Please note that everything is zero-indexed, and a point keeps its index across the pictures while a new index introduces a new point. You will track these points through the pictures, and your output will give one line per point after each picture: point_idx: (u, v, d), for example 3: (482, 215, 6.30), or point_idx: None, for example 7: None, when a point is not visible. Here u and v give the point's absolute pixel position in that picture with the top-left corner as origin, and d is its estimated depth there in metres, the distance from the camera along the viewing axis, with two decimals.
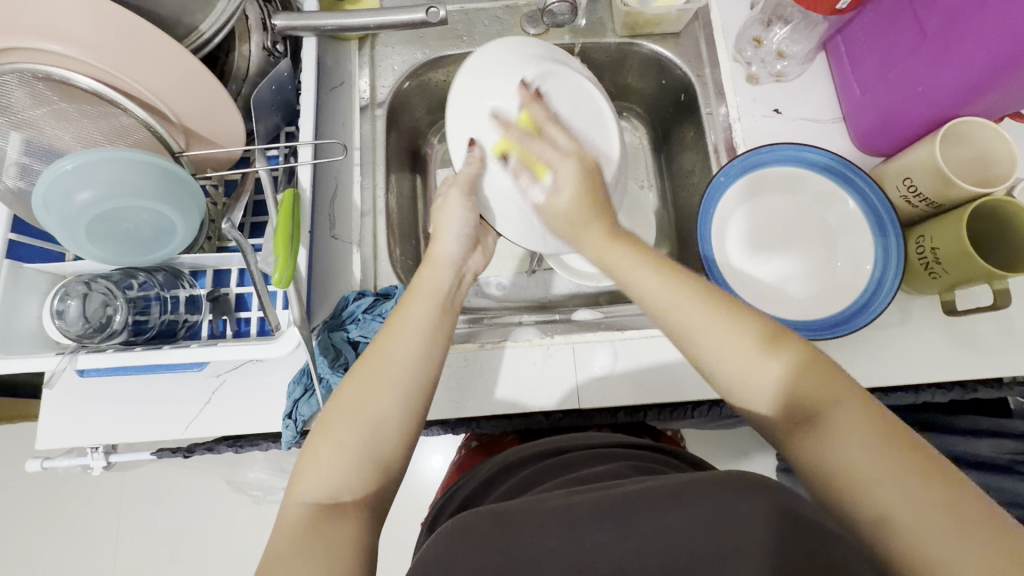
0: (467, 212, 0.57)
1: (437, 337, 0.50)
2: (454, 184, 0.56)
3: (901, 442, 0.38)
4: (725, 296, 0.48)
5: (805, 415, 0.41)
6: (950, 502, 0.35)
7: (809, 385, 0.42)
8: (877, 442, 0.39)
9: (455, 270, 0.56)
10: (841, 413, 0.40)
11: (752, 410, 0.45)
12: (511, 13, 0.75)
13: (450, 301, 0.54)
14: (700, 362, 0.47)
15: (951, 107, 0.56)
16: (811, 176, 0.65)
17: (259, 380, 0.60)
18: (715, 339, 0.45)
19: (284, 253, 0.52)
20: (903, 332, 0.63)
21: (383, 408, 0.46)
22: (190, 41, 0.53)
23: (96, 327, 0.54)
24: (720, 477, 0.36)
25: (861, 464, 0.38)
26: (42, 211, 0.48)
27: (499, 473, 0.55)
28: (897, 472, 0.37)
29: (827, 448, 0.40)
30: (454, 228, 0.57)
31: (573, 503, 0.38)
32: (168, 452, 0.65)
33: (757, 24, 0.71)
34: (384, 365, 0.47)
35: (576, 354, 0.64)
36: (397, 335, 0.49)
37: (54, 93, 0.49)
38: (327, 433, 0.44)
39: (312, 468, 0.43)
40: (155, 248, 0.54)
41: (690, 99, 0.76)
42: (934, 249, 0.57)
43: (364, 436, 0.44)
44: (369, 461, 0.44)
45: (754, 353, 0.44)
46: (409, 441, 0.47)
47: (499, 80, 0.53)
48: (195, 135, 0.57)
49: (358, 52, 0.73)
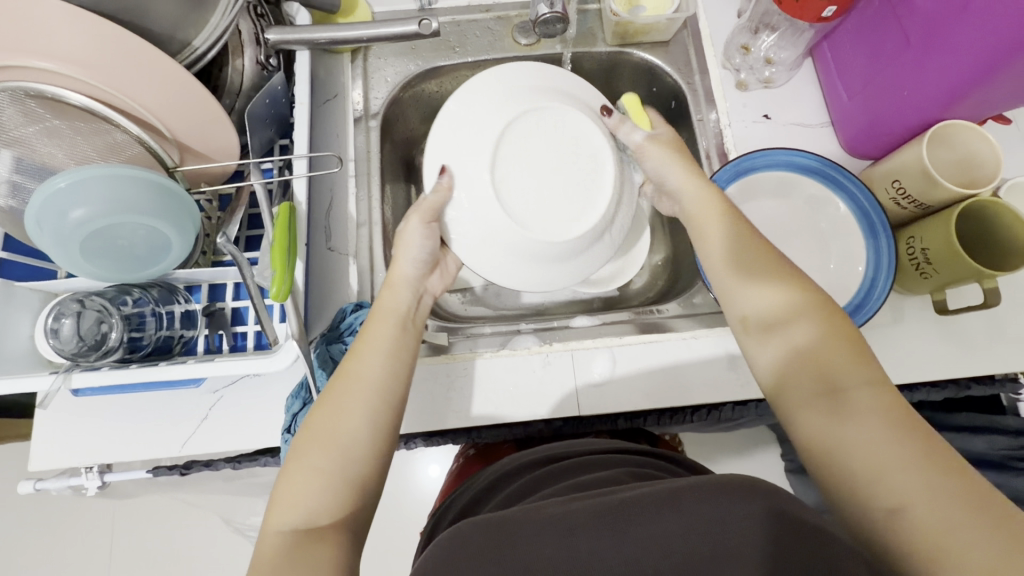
0: (424, 239, 0.57)
1: (402, 351, 0.51)
2: (415, 211, 0.57)
3: (918, 434, 0.39)
4: (782, 259, 0.50)
5: (832, 392, 0.43)
6: (952, 487, 0.36)
7: (842, 358, 0.44)
8: (896, 429, 0.39)
9: (413, 291, 0.57)
10: (868, 397, 0.41)
11: (776, 374, 0.47)
12: (503, 24, 0.75)
13: (411, 323, 0.54)
14: (743, 317, 0.50)
15: (936, 111, 0.57)
16: (801, 180, 0.66)
17: (256, 394, 0.60)
18: (767, 302, 0.48)
19: (280, 266, 0.51)
20: (897, 332, 0.64)
21: (353, 427, 0.46)
22: (184, 57, 0.53)
23: (90, 345, 0.53)
24: (718, 482, 0.35)
25: (878, 447, 0.39)
26: (35, 230, 0.48)
27: (500, 480, 0.55)
28: (906, 456, 0.38)
29: (847, 428, 0.41)
30: (410, 259, 0.57)
31: (573, 508, 0.38)
32: (164, 470, 0.64)
33: (745, 32, 0.72)
34: (351, 390, 0.47)
35: (574, 360, 0.64)
36: (361, 357, 0.50)
37: (46, 110, 0.48)
38: (305, 450, 0.44)
39: (290, 494, 0.43)
40: (148, 263, 0.54)
41: (680, 106, 0.76)
42: (925, 249, 0.58)
43: (340, 456, 0.44)
44: (348, 480, 0.44)
45: (802, 320, 0.46)
46: (383, 453, 0.47)
47: (493, 107, 0.56)
48: (189, 150, 0.57)
49: (351, 64, 0.73)
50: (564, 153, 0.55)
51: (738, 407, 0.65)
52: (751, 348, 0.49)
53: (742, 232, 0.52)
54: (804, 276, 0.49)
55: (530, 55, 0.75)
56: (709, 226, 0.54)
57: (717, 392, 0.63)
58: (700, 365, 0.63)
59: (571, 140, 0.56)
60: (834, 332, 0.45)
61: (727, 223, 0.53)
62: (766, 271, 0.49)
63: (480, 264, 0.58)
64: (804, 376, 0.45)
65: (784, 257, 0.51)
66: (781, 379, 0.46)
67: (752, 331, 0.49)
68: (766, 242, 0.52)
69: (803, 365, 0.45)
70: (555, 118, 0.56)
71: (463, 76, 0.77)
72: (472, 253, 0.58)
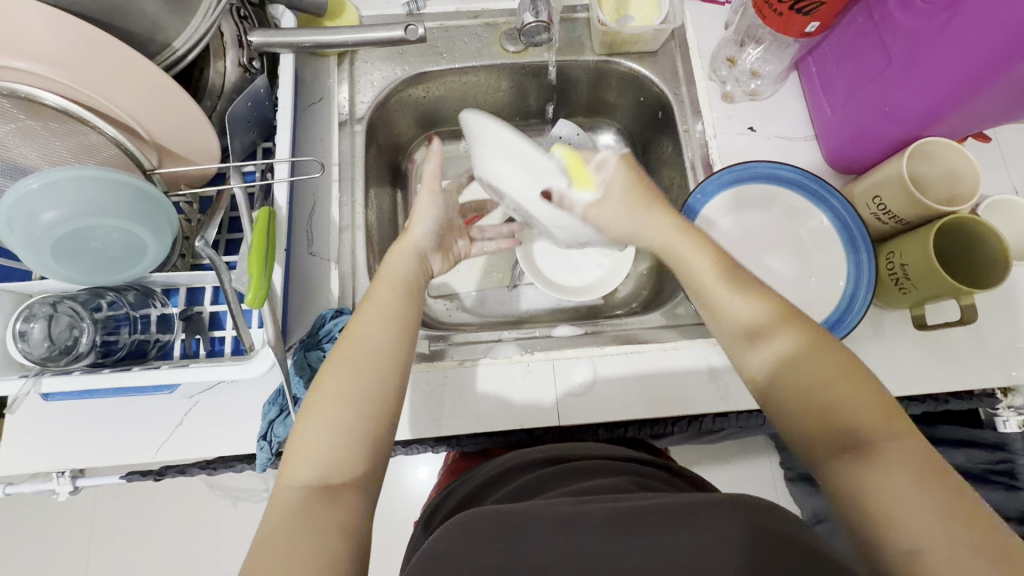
0: (436, 210, 0.59)
1: (409, 319, 0.51)
2: (423, 182, 0.59)
3: (929, 472, 0.37)
4: (772, 294, 0.48)
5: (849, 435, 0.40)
6: (966, 525, 0.35)
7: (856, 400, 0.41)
8: (918, 475, 0.37)
9: (419, 259, 0.57)
10: (887, 443, 0.39)
11: (785, 419, 0.44)
12: (491, 30, 0.75)
13: (416, 288, 0.54)
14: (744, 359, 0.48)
15: (915, 127, 0.58)
16: (781, 193, 0.67)
17: (233, 400, 0.59)
18: (759, 344, 0.46)
19: (257, 273, 0.51)
20: (877, 345, 0.64)
21: (368, 389, 0.45)
22: (163, 58, 0.52)
23: (61, 349, 0.53)
24: (725, 501, 0.36)
25: (900, 493, 0.37)
26: (4, 229, 0.47)
27: (497, 478, 0.55)
28: (922, 498, 0.36)
29: (869, 476, 0.38)
30: (426, 223, 0.59)
31: (585, 510, 0.38)
32: (138, 476, 0.63)
33: (731, 45, 0.72)
34: (365, 349, 0.47)
35: (555, 370, 0.64)
36: (370, 318, 0.49)
37: (19, 110, 0.47)
38: (313, 412, 0.44)
39: (302, 450, 0.42)
40: (122, 267, 0.53)
41: (667, 117, 0.76)
42: (903, 265, 0.58)
43: (353, 413, 0.44)
44: (367, 440, 0.44)
45: (812, 358, 0.44)
46: (392, 420, 0.46)
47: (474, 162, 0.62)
48: (168, 153, 0.56)
49: (337, 68, 0.73)
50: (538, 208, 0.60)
51: (719, 418, 0.65)
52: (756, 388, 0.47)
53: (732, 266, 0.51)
54: (797, 310, 0.47)
55: (518, 62, 0.74)
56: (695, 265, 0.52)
57: (697, 403, 0.62)
58: (681, 375, 0.63)
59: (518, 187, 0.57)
60: (845, 372, 0.43)
61: (717, 262, 0.51)
62: (769, 306, 0.47)
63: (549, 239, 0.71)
64: (816, 418, 0.42)
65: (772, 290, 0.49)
66: (792, 424, 0.44)
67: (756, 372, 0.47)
68: (752, 278, 0.50)
69: (811, 411, 0.43)
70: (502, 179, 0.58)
71: (450, 81, 0.76)
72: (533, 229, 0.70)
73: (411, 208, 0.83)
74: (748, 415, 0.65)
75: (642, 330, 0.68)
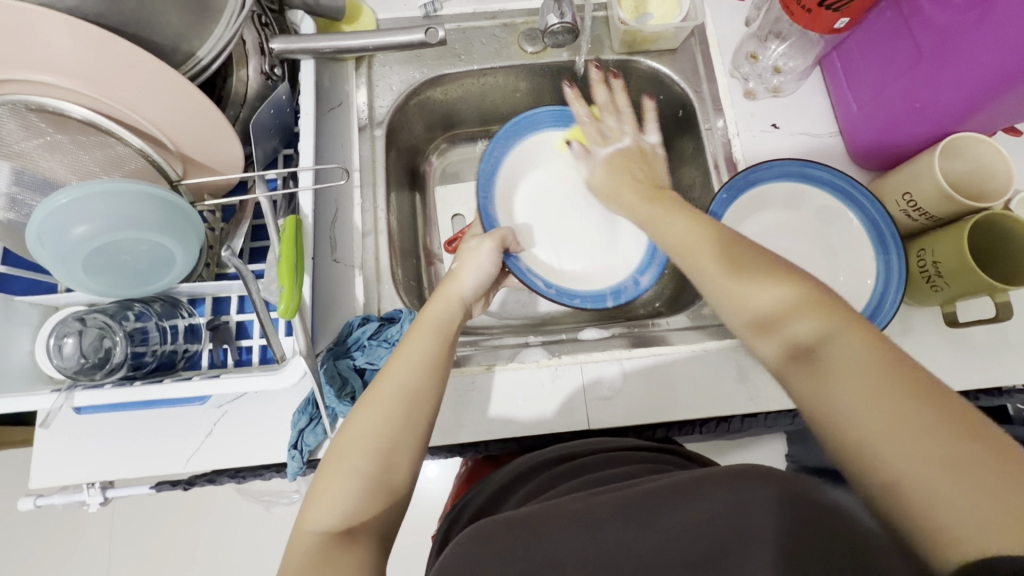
0: (490, 265, 0.63)
1: (440, 368, 0.51)
2: (491, 237, 0.64)
3: (916, 399, 0.38)
4: (754, 254, 0.51)
5: (865, 407, 0.39)
6: (950, 448, 0.35)
7: (880, 377, 0.39)
8: (894, 397, 0.38)
9: (463, 306, 0.59)
10: (913, 404, 0.37)
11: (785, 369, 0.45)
12: (509, 31, 0.74)
13: (454, 337, 0.55)
14: (737, 316, 0.49)
15: (948, 123, 0.57)
16: (810, 191, 0.66)
17: (262, 409, 0.59)
18: (756, 300, 0.48)
19: (288, 283, 0.50)
20: (906, 343, 0.64)
21: (393, 437, 0.45)
22: (187, 68, 0.52)
23: (94, 363, 0.53)
24: (736, 470, 0.35)
25: (908, 452, 0.36)
26: (35, 246, 0.47)
27: (513, 482, 0.54)
28: (908, 429, 0.37)
29: (875, 441, 0.38)
30: (473, 277, 0.61)
31: (596, 503, 0.38)
32: (168, 485, 0.63)
33: (753, 40, 0.72)
34: (395, 396, 0.47)
35: (583, 374, 0.63)
36: (397, 364, 0.49)
37: (47, 124, 0.47)
38: (336, 459, 0.44)
39: (325, 494, 0.43)
40: (150, 279, 0.53)
41: (688, 115, 0.76)
42: (936, 262, 0.57)
43: (376, 464, 0.44)
44: (384, 484, 0.44)
45: (835, 344, 0.42)
46: (419, 460, 0.47)
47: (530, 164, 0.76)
48: (193, 163, 0.56)
49: (355, 72, 0.72)
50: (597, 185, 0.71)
51: (747, 419, 0.64)
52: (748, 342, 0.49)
53: (712, 234, 0.54)
54: (796, 271, 0.48)
55: (537, 63, 0.74)
56: (699, 250, 0.54)
57: (727, 403, 0.62)
58: (710, 376, 0.63)
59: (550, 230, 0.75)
60: (876, 353, 0.41)
61: (726, 253, 0.51)
62: (801, 289, 0.46)
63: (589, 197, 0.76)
64: (836, 396, 0.41)
65: (758, 249, 0.51)
66: (789, 370, 0.45)
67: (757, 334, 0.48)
68: (775, 260, 0.49)
69: (801, 355, 0.44)
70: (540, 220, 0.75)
71: (469, 83, 0.76)
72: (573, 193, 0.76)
73: (429, 211, 0.83)
74: (776, 415, 0.64)
75: (670, 332, 0.67)
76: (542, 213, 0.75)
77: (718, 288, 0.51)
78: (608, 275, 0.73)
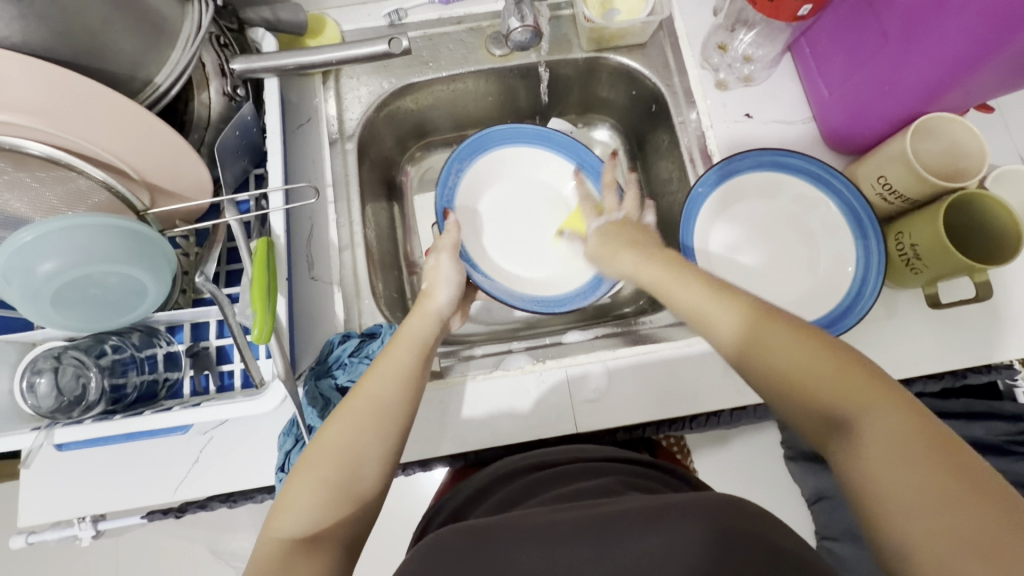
0: (457, 273, 0.64)
1: (415, 380, 0.51)
2: (445, 248, 0.66)
3: (928, 454, 0.34)
4: (739, 295, 0.48)
5: (891, 477, 0.34)
6: (976, 522, 0.30)
7: (912, 451, 0.34)
8: (901, 451, 0.34)
9: (441, 322, 0.60)
10: (921, 463, 0.33)
11: (783, 412, 0.43)
12: (475, 35, 0.74)
13: (431, 353, 0.56)
14: (718, 352, 0.48)
15: (918, 105, 0.56)
16: (786, 180, 0.65)
17: (246, 434, 0.58)
18: (734, 335, 0.46)
19: (260, 306, 0.50)
20: (891, 326, 0.63)
21: (364, 451, 0.45)
22: (145, 96, 0.51)
23: (71, 401, 0.53)
24: (692, 505, 0.36)
25: (923, 526, 0.32)
26: (2, 284, 0.46)
27: (491, 484, 0.54)
28: (920, 493, 0.33)
29: (900, 518, 0.33)
30: (446, 290, 0.62)
31: (556, 520, 0.38)
32: (160, 514, 0.62)
33: (720, 31, 0.71)
34: (369, 408, 0.47)
35: (569, 378, 0.63)
36: (373, 376, 0.50)
37: (4, 163, 0.46)
38: (306, 467, 0.44)
39: (290, 502, 0.43)
40: (125, 310, 0.52)
41: (661, 109, 0.75)
42: (914, 245, 0.57)
43: (343, 474, 0.44)
44: (351, 493, 0.44)
45: (859, 403, 0.38)
46: (387, 473, 0.46)
47: (488, 182, 0.76)
48: (160, 191, 0.56)
49: (323, 86, 0.71)
50: (597, 248, 0.65)
51: (736, 412, 0.64)
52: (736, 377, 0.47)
53: (697, 281, 0.51)
54: (773, 306, 0.46)
55: (506, 66, 0.73)
56: (690, 296, 0.50)
57: (714, 398, 0.62)
58: (696, 372, 0.63)
59: (509, 240, 0.76)
60: (882, 406, 0.37)
61: (727, 295, 0.48)
62: (774, 324, 0.44)
63: (536, 197, 0.78)
64: (861, 464, 0.36)
65: (737, 289, 0.49)
66: (784, 411, 0.42)
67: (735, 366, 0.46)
68: (751, 297, 0.48)
69: (788, 395, 0.42)
70: (500, 235, 0.76)
71: (439, 90, 0.75)
72: (519, 197, 0.77)
73: (409, 221, 0.82)
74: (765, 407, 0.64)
75: (664, 328, 0.67)
76: (501, 226, 0.76)
77: (698, 321, 0.49)
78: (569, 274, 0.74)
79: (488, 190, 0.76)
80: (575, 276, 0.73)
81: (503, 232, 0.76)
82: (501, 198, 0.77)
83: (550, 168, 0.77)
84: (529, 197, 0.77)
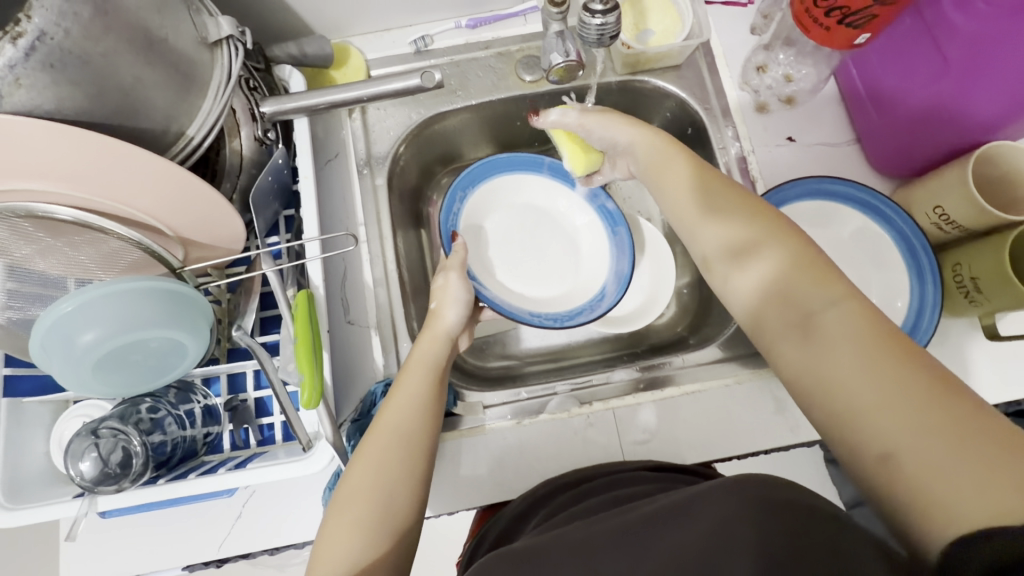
0: (467, 291, 0.61)
1: (431, 408, 0.50)
2: (453, 266, 0.63)
3: (905, 357, 0.36)
4: (758, 203, 0.49)
5: (868, 375, 0.36)
6: (946, 413, 0.33)
7: (875, 344, 0.37)
8: (877, 352, 0.37)
9: (449, 343, 0.57)
10: (898, 364, 0.36)
11: (761, 317, 0.45)
12: (504, 61, 0.71)
13: (445, 374, 0.54)
14: (709, 261, 0.50)
15: (981, 130, 0.54)
16: (834, 208, 0.63)
17: (289, 488, 0.57)
18: (729, 243, 0.48)
19: (309, 368, 0.48)
20: (946, 358, 0.62)
21: (393, 486, 0.44)
22: (178, 149, 0.49)
23: (115, 471, 0.50)
24: (735, 479, 0.33)
25: (894, 419, 0.34)
26: (41, 356, 0.44)
27: (533, 503, 0.53)
28: (894, 387, 0.35)
29: (874, 415, 0.35)
30: (454, 310, 0.60)
31: (595, 530, 0.38)
32: (200, 564, 0.56)
33: (760, 51, 0.69)
34: (392, 442, 0.46)
35: (616, 419, 0.61)
36: (393, 406, 0.49)
37: (37, 229, 0.45)
38: (341, 510, 0.43)
39: (330, 549, 0.41)
40: (165, 371, 0.51)
41: (697, 133, 0.72)
42: (974, 278, 0.56)
43: (378, 513, 0.43)
44: (389, 532, 0.43)
45: (844, 309, 0.40)
46: (419, 505, 0.45)
47: (485, 210, 0.73)
48: (193, 244, 0.54)
49: (349, 119, 0.69)
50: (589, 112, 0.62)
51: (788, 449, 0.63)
52: (723, 288, 0.49)
53: (707, 188, 0.52)
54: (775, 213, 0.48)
55: (536, 92, 0.71)
56: (692, 204, 0.52)
57: (766, 437, 0.60)
58: (746, 410, 0.61)
59: (513, 265, 0.73)
60: (865, 315, 0.39)
61: (734, 203, 0.49)
62: (768, 232, 0.46)
63: (529, 219, 0.75)
64: (828, 356, 0.39)
65: (747, 196, 0.50)
66: (763, 317, 0.45)
67: (723, 274, 0.49)
68: (758, 204, 0.49)
69: (771, 298, 0.44)
70: (504, 261, 0.73)
71: (466, 117, 0.73)
72: (512, 220, 0.75)
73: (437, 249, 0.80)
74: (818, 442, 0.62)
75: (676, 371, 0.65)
76: (504, 252, 0.73)
77: (699, 229, 0.50)
78: (577, 291, 0.72)
79: (486, 218, 0.73)
80: (585, 295, 0.72)
81: (506, 258, 0.73)
82: (497, 225, 0.74)
83: (541, 190, 0.75)
84: (520, 220, 0.75)
